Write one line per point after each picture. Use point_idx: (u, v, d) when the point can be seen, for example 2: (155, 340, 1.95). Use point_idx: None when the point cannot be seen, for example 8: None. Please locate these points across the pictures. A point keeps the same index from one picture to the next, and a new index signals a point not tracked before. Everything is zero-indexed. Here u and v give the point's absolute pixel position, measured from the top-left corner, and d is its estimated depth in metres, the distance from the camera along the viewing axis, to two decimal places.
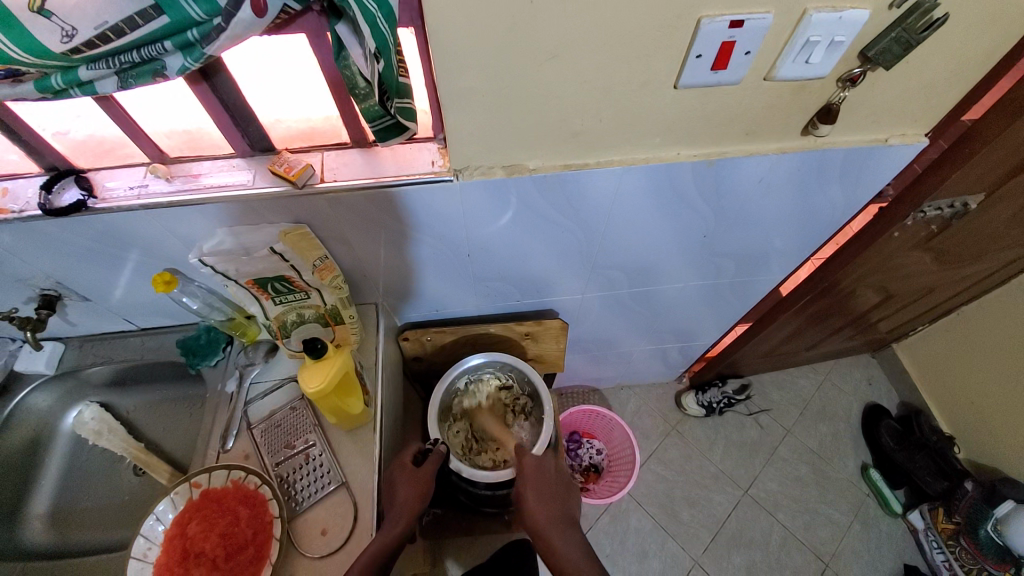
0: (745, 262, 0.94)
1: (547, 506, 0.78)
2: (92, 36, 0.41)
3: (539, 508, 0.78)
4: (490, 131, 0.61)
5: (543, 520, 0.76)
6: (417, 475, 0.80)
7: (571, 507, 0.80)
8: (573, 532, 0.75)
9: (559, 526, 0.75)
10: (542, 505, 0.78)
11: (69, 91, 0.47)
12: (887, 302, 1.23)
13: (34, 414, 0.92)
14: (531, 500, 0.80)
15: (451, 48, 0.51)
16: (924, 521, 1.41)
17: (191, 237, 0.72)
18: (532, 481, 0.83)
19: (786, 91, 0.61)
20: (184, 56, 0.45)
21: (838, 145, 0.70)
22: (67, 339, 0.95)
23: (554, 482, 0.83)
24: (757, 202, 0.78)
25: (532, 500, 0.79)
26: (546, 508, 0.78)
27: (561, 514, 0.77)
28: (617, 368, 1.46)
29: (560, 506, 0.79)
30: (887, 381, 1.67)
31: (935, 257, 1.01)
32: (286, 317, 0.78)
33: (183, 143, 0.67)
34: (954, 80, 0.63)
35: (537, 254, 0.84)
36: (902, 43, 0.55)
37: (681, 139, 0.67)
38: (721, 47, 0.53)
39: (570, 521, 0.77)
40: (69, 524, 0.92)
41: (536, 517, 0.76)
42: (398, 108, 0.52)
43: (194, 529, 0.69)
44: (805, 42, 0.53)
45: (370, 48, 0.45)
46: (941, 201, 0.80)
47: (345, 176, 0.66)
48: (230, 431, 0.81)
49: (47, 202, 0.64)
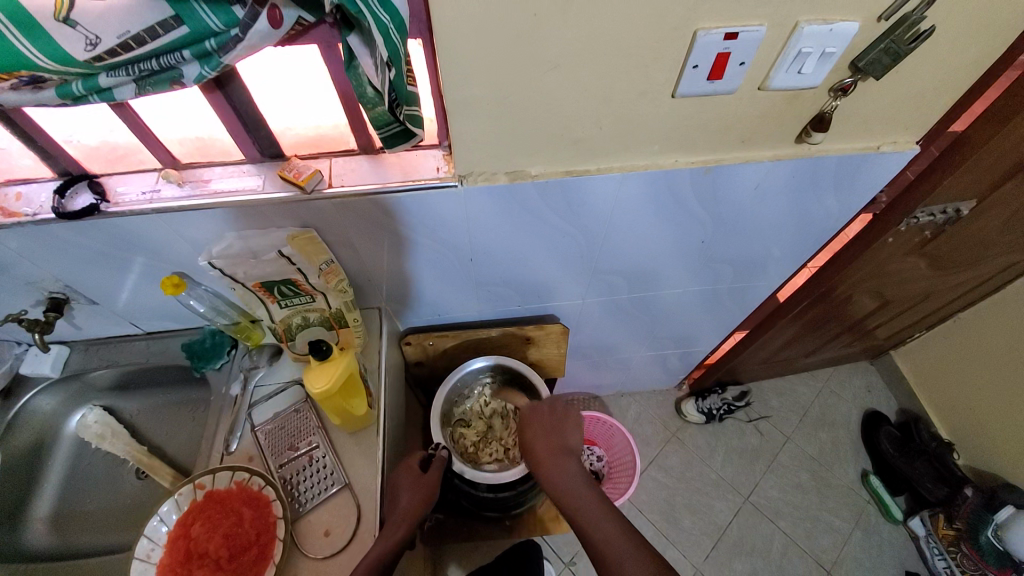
0: (742, 269, 0.96)
1: (548, 440, 0.83)
2: (114, 44, 0.43)
3: (541, 442, 0.83)
4: (494, 138, 0.63)
5: (544, 454, 0.81)
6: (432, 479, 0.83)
7: (571, 438, 0.85)
8: (573, 460, 0.80)
9: (558, 458, 0.80)
10: (543, 439, 0.83)
11: (89, 97, 0.49)
12: (884, 308, 1.24)
13: (38, 417, 0.93)
14: (532, 436, 0.84)
15: (457, 58, 0.53)
16: (924, 528, 1.41)
17: (200, 241, 0.74)
18: (531, 419, 0.87)
19: (781, 100, 0.63)
20: (201, 64, 0.47)
21: (831, 153, 0.72)
22: (73, 342, 0.96)
23: (552, 417, 0.87)
24: (754, 208, 0.79)
25: (533, 436, 0.84)
26: (547, 442, 0.83)
27: (562, 445, 0.82)
28: (618, 374, 1.46)
29: (558, 439, 0.84)
30: (885, 389, 1.68)
31: (930, 263, 1.02)
32: (292, 320, 0.79)
33: (194, 149, 0.69)
34: (941, 91, 0.65)
35: (538, 258, 0.85)
36: (891, 55, 0.57)
37: (679, 146, 0.68)
38: (716, 57, 0.55)
39: (569, 450, 0.82)
40: (71, 528, 0.92)
41: (537, 452, 0.82)
42: (407, 115, 0.54)
43: (198, 529, 0.70)
44: (797, 53, 0.56)
45: (383, 57, 0.47)
46: (933, 207, 0.81)
47: (352, 182, 0.67)
48: (234, 433, 0.81)
49: (60, 206, 0.65)
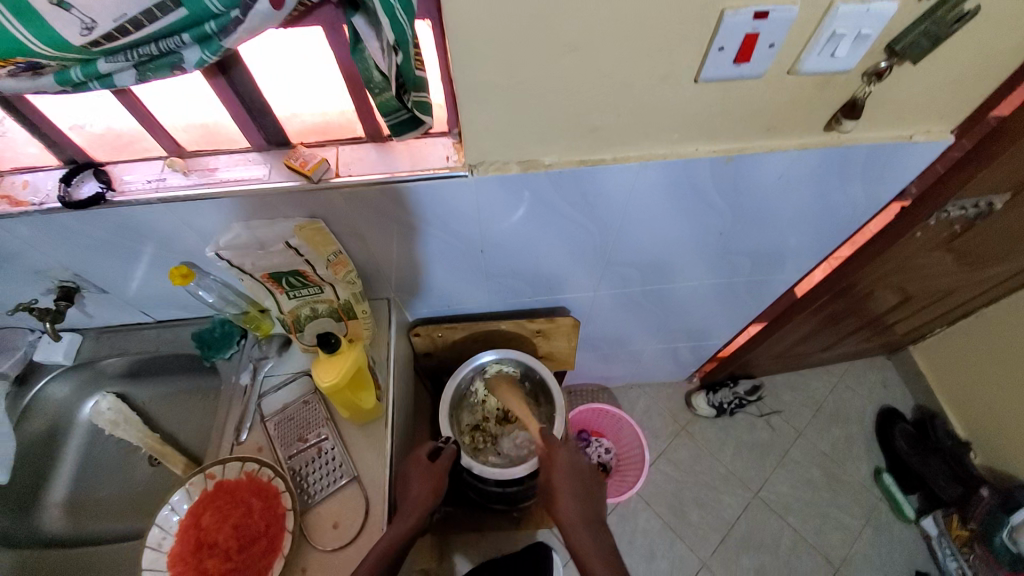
0: (760, 261, 0.93)
1: (578, 506, 0.77)
2: (111, 28, 0.41)
3: (570, 507, 0.77)
4: (506, 126, 0.61)
5: (573, 522, 0.75)
6: (442, 465, 0.81)
7: (601, 508, 0.79)
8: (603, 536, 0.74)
9: (588, 529, 0.75)
10: (574, 503, 0.78)
11: (88, 83, 0.47)
12: (905, 303, 1.21)
13: (51, 404, 0.94)
14: (562, 496, 0.79)
15: (468, 41, 0.50)
16: (937, 527, 1.39)
17: (206, 230, 0.72)
18: (562, 475, 0.82)
19: (809, 86, 0.59)
20: (202, 49, 0.45)
21: (860, 142, 0.68)
22: (84, 330, 0.96)
23: (584, 477, 0.82)
24: (775, 199, 0.76)
25: (563, 497, 0.79)
26: (577, 508, 0.77)
27: (592, 515, 0.77)
28: (628, 366, 1.45)
29: (579, 479, 0.81)
30: (902, 384, 1.64)
31: (956, 258, 0.98)
32: (300, 311, 0.78)
33: (200, 137, 0.67)
34: (982, 76, 0.61)
35: (550, 249, 0.83)
36: (930, 37, 0.53)
37: (700, 134, 0.65)
38: (745, 38, 0.52)
39: (600, 522, 0.76)
40: (85, 513, 0.93)
41: (566, 518, 0.76)
42: (414, 101, 0.52)
43: (208, 519, 0.71)
44: (831, 35, 0.52)
45: (390, 41, 0.45)
46: (965, 200, 0.78)
47: (360, 171, 0.66)
48: (243, 424, 0.81)
49: (66, 195, 0.64)
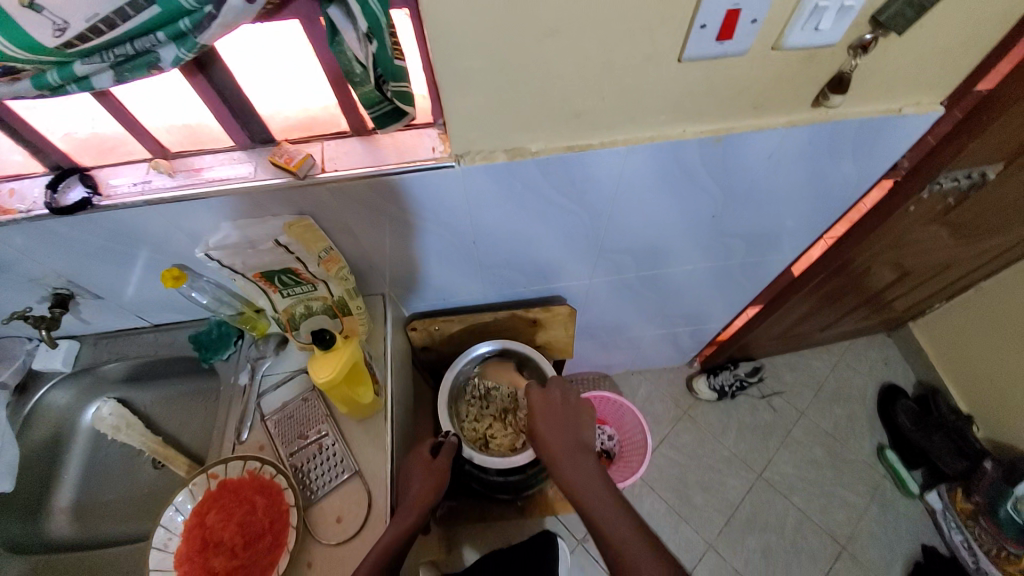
0: (755, 242, 0.92)
1: (560, 435, 0.79)
2: (84, 28, 0.41)
3: (554, 439, 0.79)
4: (491, 115, 0.61)
5: (558, 450, 0.77)
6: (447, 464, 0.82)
7: (586, 433, 0.81)
8: (587, 459, 0.76)
9: (573, 453, 0.76)
10: (557, 435, 0.79)
11: (67, 87, 0.47)
12: (903, 279, 1.20)
13: (54, 411, 0.95)
14: (544, 430, 0.80)
15: (446, 28, 0.50)
16: (941, 502, 1.40)
17: (196, 231, 0.72)
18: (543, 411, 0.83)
19: (794, 61, 0.59)
20: (178, 46, 0.45)
21: (850, 117, 0.68)
22: (82, 337, 0.96)
23: (565, 410, 0.83)
24: (766, 179, 0.76)
25: (546, 432, 0.80)
26: (561, 438, 0.79)
27: (576, 441, 0.78)
28: (628, 353, 1.45)
29: (571, 434, 0.79)
30: (903, 361, 1.64)
31: (952, 231, 0.98)
32: (295, 309, 0.79)
33: (184, 138, 0.67)
34: (968, 45, 0.60)
35: (543, 238, 0.83)
36: (915, 6, 0.53)
37: (686, 116, 0.65)
38: (725, 16, 0.51)
39: (586, 447, 0.78)
40: (92, 517, 0.94)
41: (552, 447, 0.78)
42: (394, 91, 0.52)
43: (213, 519, 0.72)
44: (813, 9, 0.52)
45: (363, 29, 0.45)
46: (957, 172, 0.77)
47: (345, 165, 0.65)
48: (244, 423, 0.81)
49: (53, 201, 0.64)
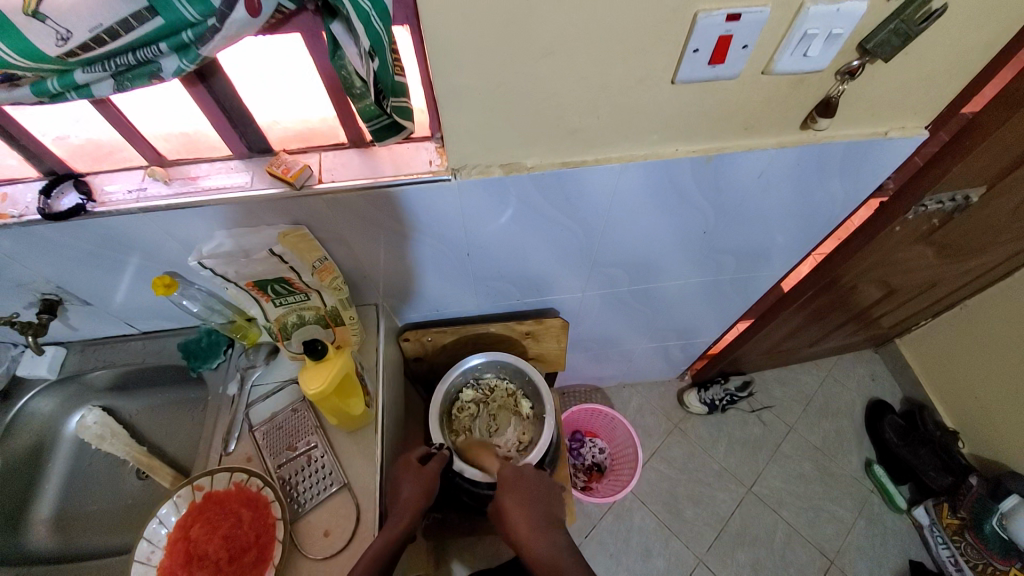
0: (746, 258, 0.94)
1: (525, 512, 0.78)
2: (87, 39, 0.41)
3: (518, 516, 0.77)
4: (489, 130, 0.61)
5: (524, 528, 0.75)
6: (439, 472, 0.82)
7: (553, 510, 0.80)
8: (554, 533, 0.75)
9: (539, 529, 0.75)
10: (522, 512, 0.78)
11: (66, 94, 0.47)
12: (890, 296, 1.22)
13: (36, 418, 0.93)
14: (510, 508, 0.79)
15: (445, 47, 0.51)
16: (928, 517, 1.41)
17: (191, 239, 0.72)
18: (509, 488, 0.82)
19: (784, 85, 0.61)
20: (179, 57, 0.45)
21: (837, 139, 0.69)
22: (69, 343, 0.95)
23: (531, 488, 0.82)
24: (756, 197, 0.77)
25: (512, 509, 0.78)
26: (526, 514, 0.77)
27: (544, 518, 0.77)
28: (619, 366, 1.45)
29: (538, 509, 0.79)
30: (890, 377, 1.66)
31: (937, 251, 1.00)
32: (287, 319, 0.78)
33: (181, 146, 0.67)
34: (952, 73, 0.63)
35: (536, 251, 0.83)
36: (901, 35, 0.54)
37: (679, 134, 0.66)
38: (718, 41, 0.53)
39: (552, 523, 0.77)
40: (72, 527, 0.92)
41: (518, 525, 0.76)
42: (393, 107, 0.52)
43: (197, 532, 0.70)
44: (803, 35, 0.53)
45: (365, 47, 0.45)
46: (941, 194, 0.79)
47: (342, 177, 0.66)
48: (231, 434, 0.80)
49: (45, 207, 0.64)
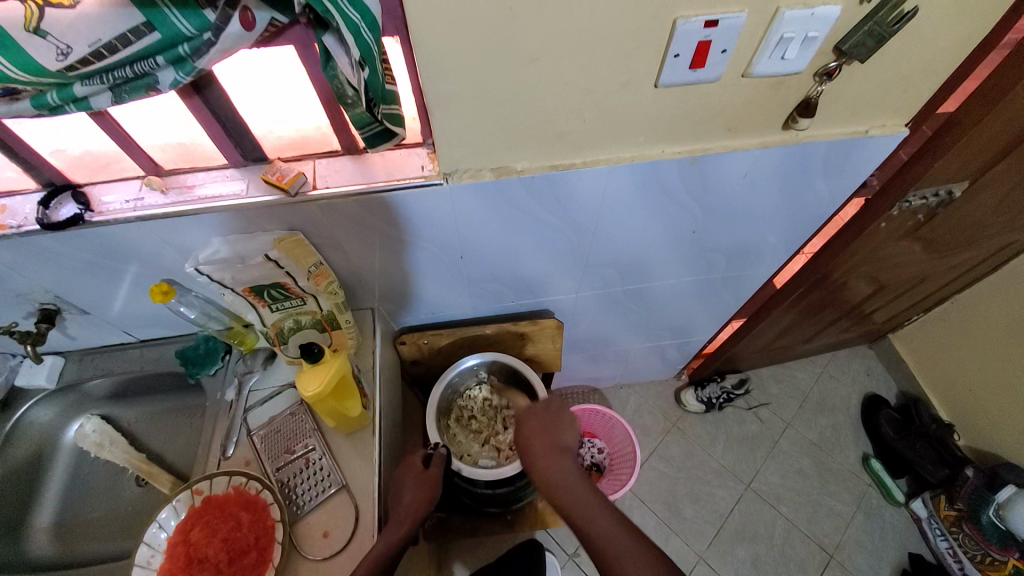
0: (736, 256, 0.95)
1: (546, 442, 0.82)
2: (87, 53, 0.42)
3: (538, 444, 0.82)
4: (478, 135, 0.63)
5: (544, 451, 0.81)
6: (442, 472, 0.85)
7: (569, 438, 0.84)
8: (573, 466, 0.79)
9: (556, 454, 0.80)
10: (541, 440, 0.82)
11: (64, 107, 0.48)
12: (881, 292, 1.24)
13: (36, 428, 0.93)
14: (532, 432, 0.83)
15: (433, 56, 0.52)
16: (926, 509, 1.42)
17: (188, 247, 0.73)
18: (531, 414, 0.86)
19: (765, 87, 0.62)
20: (176, 70, 0.46)
21: (821, 138, 0.71)
22: (67, 353, 0.96)
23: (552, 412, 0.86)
24: (744, 196, 0.79)
25: (532, 436, 0.83)
26: (545, 443, 0.82)
27: (561, 449, 0.81)
28: (616, 366, 1.46)
29: (557, 440, 0.82)
30: (885, 372, 1.68)
31: (925, 246, 1.02)
32: (284, 324, 0.79)
33: (177, 156, 0.68)
34: (928, 72, 0.64)
35: (530, 252, 0.85)
36: (874, 37, 0.56)
37: (665, 136, 0.68)
38: (698, 45, 0.54)
39: (569, 452, 0.81)
40: (73, 536, 0.92)
41: (538, 448, 0.81)
42: (385, 113, 0.54)
43: (197, 535, 0.70)
44: (779, 39, 0.55)
45: (356, 57, 0.47)
46: (925, 190, 0.81)
47: (336, 183, 0.67)
48: (230, 438, 0.81)
49: (44, 217, 0.65)
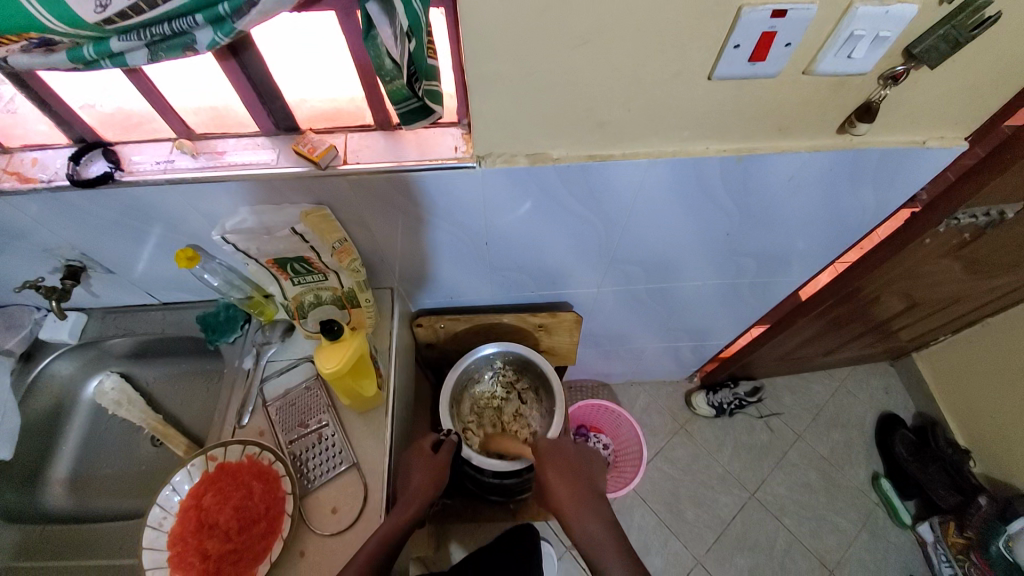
0: (766, 262, 0.92)
1: (555, 449, 0.84)
2: (125, 6, 0.41)
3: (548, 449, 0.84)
4: (517, 119, 0.61)
5: (565, 495, 0.76)
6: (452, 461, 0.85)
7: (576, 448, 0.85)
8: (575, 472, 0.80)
9: (579, 498, 0.75)
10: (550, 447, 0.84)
11: (100, 61, 0.47)
12: (911, 309, 1.19)
13: (56, 381, 0.95)
14: (551, 469, 0.80)
15: (480, 32, 0.50)
16: (933, 534, 1.39)
17: (214, 214, 0.72)
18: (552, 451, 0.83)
19: (824, 87, 0.59)
20: (214, 30, 0.45)
21: (874, 145, 0.68)
22: (89, 310, 0.97)
23: (573, 452, 0.83)
24: (784, 201, 0.76)
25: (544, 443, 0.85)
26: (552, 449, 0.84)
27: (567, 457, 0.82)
28: (629, 364, 1.44)
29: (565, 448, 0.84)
30: (904, 392, 1.64)
31: (965, 266, 0.97)
32: (304, 298, 0.78)
33: (209, 120, 0.67)
34: (999, 84, 0.60)
35: (556, 244, 0.83)
36: (950, 41, 0.53)
37: (711, 132, 0.65)
38: (760, 37, 0.51)
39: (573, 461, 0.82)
40: (87, 489, 0.94)
41: (558, 491, 0.77)
42: (425, 90, 0.52)
43: (209, 501, 0.71)
44: (848, 36, 0.52)
45: (403, 27, 0.45)
46: (976, 209, 0.77)
47: (367, 159, 0.65)
48: (245, 408, 0.81)
49: (74, 173, 0.65)
